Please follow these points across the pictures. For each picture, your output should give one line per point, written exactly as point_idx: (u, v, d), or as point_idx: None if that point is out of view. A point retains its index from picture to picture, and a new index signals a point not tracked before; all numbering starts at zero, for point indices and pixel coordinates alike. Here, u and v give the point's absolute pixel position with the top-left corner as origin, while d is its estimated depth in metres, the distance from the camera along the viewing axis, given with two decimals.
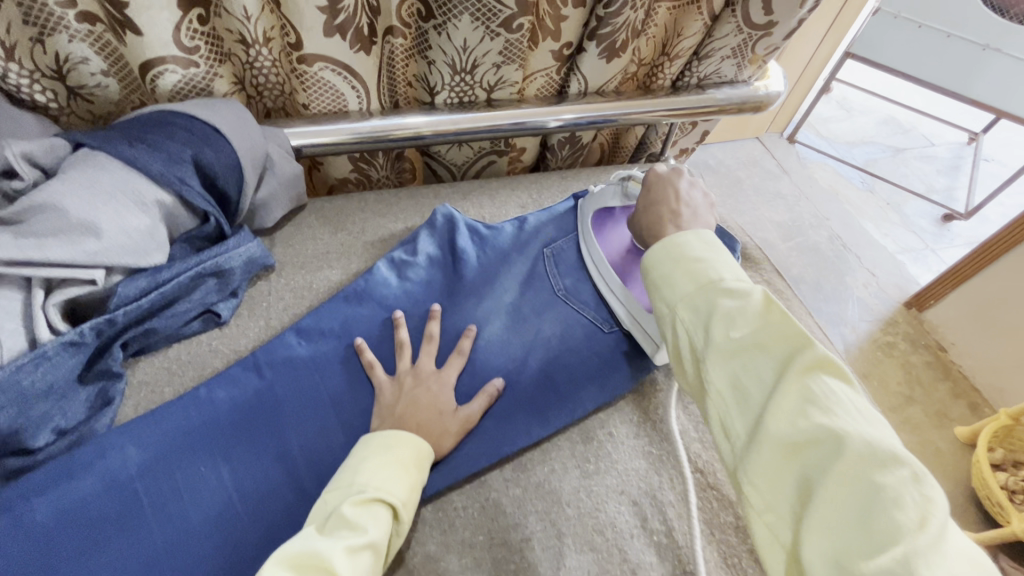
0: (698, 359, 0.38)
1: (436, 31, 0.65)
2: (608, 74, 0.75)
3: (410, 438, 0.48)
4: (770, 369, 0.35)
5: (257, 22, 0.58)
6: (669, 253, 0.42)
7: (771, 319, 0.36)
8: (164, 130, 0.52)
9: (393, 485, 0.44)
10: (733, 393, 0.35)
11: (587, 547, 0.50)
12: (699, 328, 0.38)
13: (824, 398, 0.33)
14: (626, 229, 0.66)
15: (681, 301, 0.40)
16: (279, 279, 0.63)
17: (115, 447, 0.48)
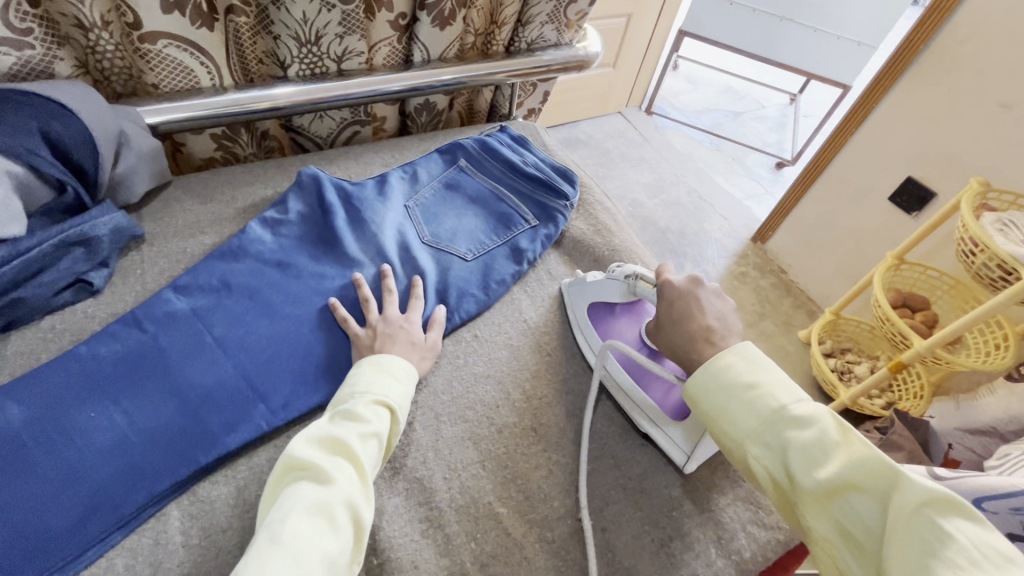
0: (795, 505, 0.44)
1: (275, 6, 0.71)
2: (445, 42, 0.86)
3: (400, 361, 0.56)
4: (869, 507, 0.40)
5: (92, 7, 0.61)
6: (717, 388, 0.49)
7: (852, 459, 0.41)
8: (5, 107, 0.54)
9: (391, 391, 0.52)
10: (839, 534, 0.41)
11: (460, 419, 0.58)
12: (779, 464, 0.45)
13: (933, 538, 0.36)
14: (631, 324, 0.67)
15: (751, 440, 0.46)
16: (151, 248, 0.66)
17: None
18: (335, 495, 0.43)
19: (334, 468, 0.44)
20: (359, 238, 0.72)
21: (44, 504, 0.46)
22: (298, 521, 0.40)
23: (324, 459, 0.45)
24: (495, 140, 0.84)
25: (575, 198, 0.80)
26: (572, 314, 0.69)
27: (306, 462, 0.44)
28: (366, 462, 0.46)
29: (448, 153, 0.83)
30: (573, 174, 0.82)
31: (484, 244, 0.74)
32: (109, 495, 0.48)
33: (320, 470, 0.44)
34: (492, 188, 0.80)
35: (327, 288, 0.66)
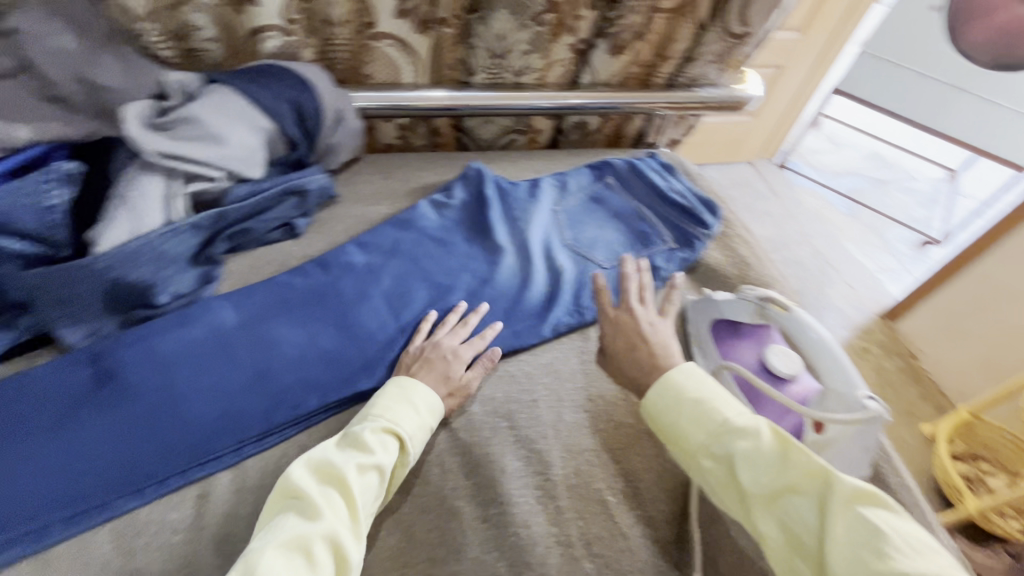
0: (747, 511, 0.45)
1: (479, 20, 0.81)
2: (613, 68, 0.92)
3: (422, 387, 0.55)
4: (808, 509, 0.42)
5: (340, 8, 0.75)
6: (669, 403, 0.51)
7: (788, 464, 0.44)
8: (272, 78, 0.69)
9: (403, 420, 0.51)
10: (788, 534, 0.43)
11: (580, 408, 0.61)
12: (726, 471, 0.47)
13: (855, 529, 0.40)
14: (755, 346, 0.64)
15: (695, 447, 0.48)
16: (341, 208, 0.78)
17: (219, 309, 0.62)
18: (315, 530, 0.41)
19: (323, 501, 0.43)
20: (509, 230, 0.79)
21: (242, 390, 0.57)
22: (273, 558, 0.38)
23: (315, 491, 0.44)
24: (644, 164, 0.88)
25: (715, 228, 0.82)
26: (693, 330, 0.69)
27: (299, 490, 0.44)
28: (361, 496, 0.45)
29: (598, 169, 0.88)
30: (716, 205, 0.84)
31: (620, 256, 0.78)
32: (287, 396, 0.58)
33: (308, 503, 0.43)
34: (635, 206, 0.84)
35: (474, 266, 0.74)
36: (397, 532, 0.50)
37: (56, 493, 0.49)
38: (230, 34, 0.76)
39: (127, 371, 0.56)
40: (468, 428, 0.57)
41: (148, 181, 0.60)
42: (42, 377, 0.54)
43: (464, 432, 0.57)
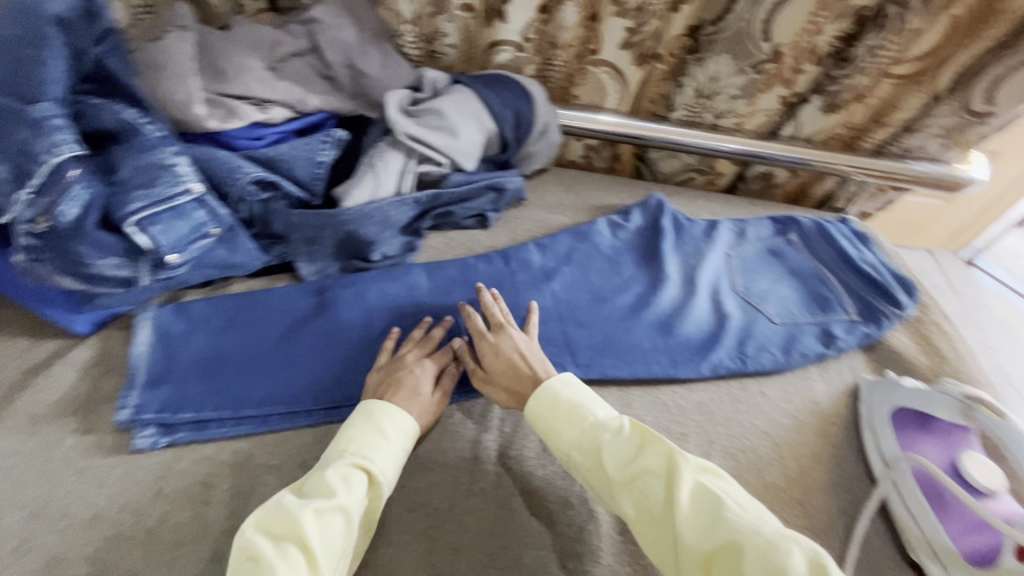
0: (603, 492, 0.48)
1: (696, 62, 0.82)
2: (821, 126, 0.89)
3: (392, 409, 0.52)
4: (654, 487, 0.46)
5: (568, 32, 0.82)
6: (548, 400, 0.54)
7: (644, 451, 0.48)
8: (503, 86, 0.77)
9: (375, 453, 0.49)
10: (640, 515, 0.46)
11: (730, 456, 0.60)
12: (594, 464, 0.50)
13: (704, 500, 0.43)
14: (946, 447, 0.57)
15: (573, 446, 0.51)
16: (526, 210, 0.85)
17: (416, 275, 0.71)
18: None
19: (276, 561, 0.40)
20: (678, 263, 0.79)
21: None
22: None
23: (271, 551, 0.41)
24: (833, 228, 0.83)
25: (909, 310, 0.75)
26: (864, 410, 0.65)
27: (255, 552, 0.41)
28: (328, 531, 0.43)
29: (781, 224, 0.85)
30: (914, 285, 0.77)
31: (794, 315, 0.73)
32: None
33: (263, 567, 0.40)
34: (817, 268, 0.80)
35: (640, 288, 0.75)
36: (540, 516, 0.54)
37: (275, 390, 0.59)
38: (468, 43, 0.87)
39: (342, 308, 0.66)
40: None
41: (392, 155, 0.70)
42: (280, 297, 0.66)
43: None
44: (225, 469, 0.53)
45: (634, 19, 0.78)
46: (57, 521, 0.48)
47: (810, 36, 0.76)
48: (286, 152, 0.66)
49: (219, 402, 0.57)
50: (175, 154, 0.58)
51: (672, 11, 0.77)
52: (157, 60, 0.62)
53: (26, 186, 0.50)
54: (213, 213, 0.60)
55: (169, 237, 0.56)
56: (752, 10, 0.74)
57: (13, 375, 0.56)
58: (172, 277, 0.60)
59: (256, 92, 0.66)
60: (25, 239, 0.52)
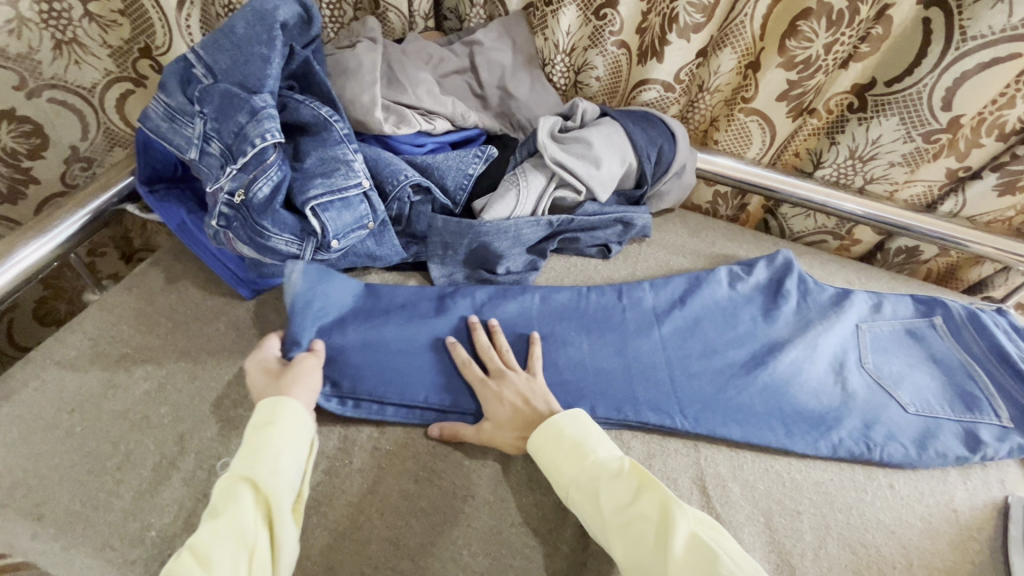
0: (600, 536, 0.50)
1: (858, 122, 0.79)
2: (990, 207, 0.81)
3: (258, 408, 0.52)
4: (651, 535, 0.47)
5: (721, 78, 0.83)
6: (552, 435, 0.55)
7: (642, 495, 0.50)
8: (652, 124, 0.78)
9: (252, 464, 0.48)
10: (632, 560, 0.47)
11: (848, 547, 0.55)
12: (592, 506, 0.51)
13: (691, 549, 0.45)
14: None
15: (572, 483, 0.52)
16: (647, 247, 0.84)
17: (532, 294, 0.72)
18: None
19: None
20: (802, 326, 0.71)
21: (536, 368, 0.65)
22: None
23: None
24: (989, 315, 0.71)
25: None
26: (1016, 531, 0.57)
27: None
28: (214, 552, 0.43)
29: (925, 302, 0.75)
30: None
31: (932, 408, 0.66)
32: (563, 389, 0.64)
33: None
34: (965, 361, 0.70)
35: (761, 345, 0.69)
36: None
37: (395, 384, 0.61)
38: (615, 76, 0.90)
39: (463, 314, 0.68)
40: (724, 502, 0.57)
41: (534, 177, 0.72)
42: (403, 297, 0.68)
43: (719, 503, 0.57)
44: None
45: (799, 72, 0.75)
46: (206, 460, 0.54)
47: (997, 110, 0.70)
48: (441, 161, 0.70)
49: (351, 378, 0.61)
50: (354, 152, 0.63)
51: (841, 68, 0.75)
52: (350, 65, 0.70)
53: (235, 162, 0.58)
54: (373, 208, 0.64)
55: (335, 225, 0.61)
56: (935, 76, 0.69)
57: (187, 322, 0.64)
58: (325, 260, 0.66)
59: (425, 104, 0.71)
60: (222, 207, 0.60)
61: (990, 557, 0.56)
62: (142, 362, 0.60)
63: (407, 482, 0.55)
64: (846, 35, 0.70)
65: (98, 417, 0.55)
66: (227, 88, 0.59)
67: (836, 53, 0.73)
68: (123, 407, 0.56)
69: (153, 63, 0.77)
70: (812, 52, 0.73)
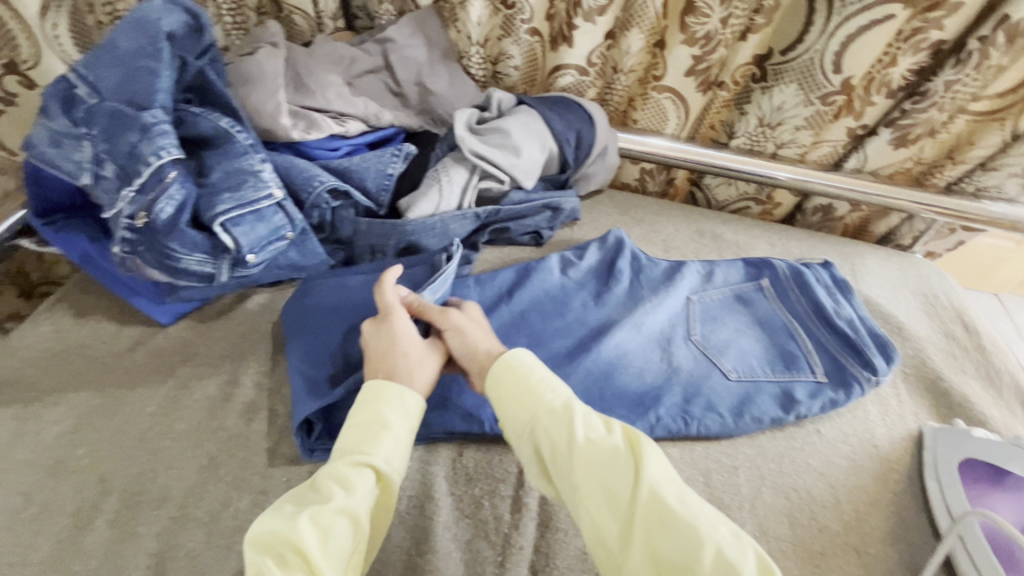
0: (562, 465, 0.47)
1: (762, 91, 0.83)
2: (889, 160, 0.86)
3: (398, 393, 0.51)
4: (620, 468, 0.46)
5: (632, 59, 0.84)
6: (516, 369, 0.52)
7: (612, 430, 0.49)
8: (567, 108, 0.79)
9: (374, 446, 0.48)
10: (593, 487, 0.45)
11: (782, 494, 0.59)
12: (559, 435, 0.48)
13: (664, 478, 0.45)
14: (1014, 505, 0.55)
15: (538, 412, 0.50)
16: (578, 230, 0.86)
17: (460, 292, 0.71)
18: None
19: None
20: (625, 304, 0.73)
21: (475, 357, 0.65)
22: None
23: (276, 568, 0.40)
24: (811, 274, 0.75)
25: (884, 376, 0.67)
26: (929, 458, 0.62)
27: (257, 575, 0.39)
28: (331, 534, 0.42)
29: (755, 266, 0.77)
30: (894, 350, 0.69)
31: (754, 371, 0.67)
32: None
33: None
34: (786, 320, 0.72)
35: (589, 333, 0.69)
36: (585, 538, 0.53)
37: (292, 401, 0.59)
38: (532, 63, 0.91)
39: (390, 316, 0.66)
40: None
41: (453, 170, 0.72)
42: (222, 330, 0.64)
43: None
44: (284, 461, 0.55)
45: (702, 47, 0.78)
46: (132, 497, 0.51)
47: (883, 68, 0.74)
48: (358, 163, 0.69)
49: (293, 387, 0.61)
50: (261, 161, 0.61)
51: (740, 40, 0.78)
52: (250, 72, 0.67)
53: (132, 184, 0.55)
54: (289, 217, 0.62)
55: (249, 238, 0.59)
56: (823, 42, 0.73)
57: (102, 357, 0.61)
58: (247, 276, 0.63)
59: (335, 106, 0.70)
60: (125, 232, 0.56)
61: (909, 485, 0.61)
62: (53, 404, 0.57)
63: None
64: (738, 8, 0.73)
65: (5, 467, 0.52)
66: (113, 107, 0.56)
67: (733, 26, 0.75)
68: (34, 453, 0.53)
69: (19, 79, 0.72)
70: (710, 27, 0.76)
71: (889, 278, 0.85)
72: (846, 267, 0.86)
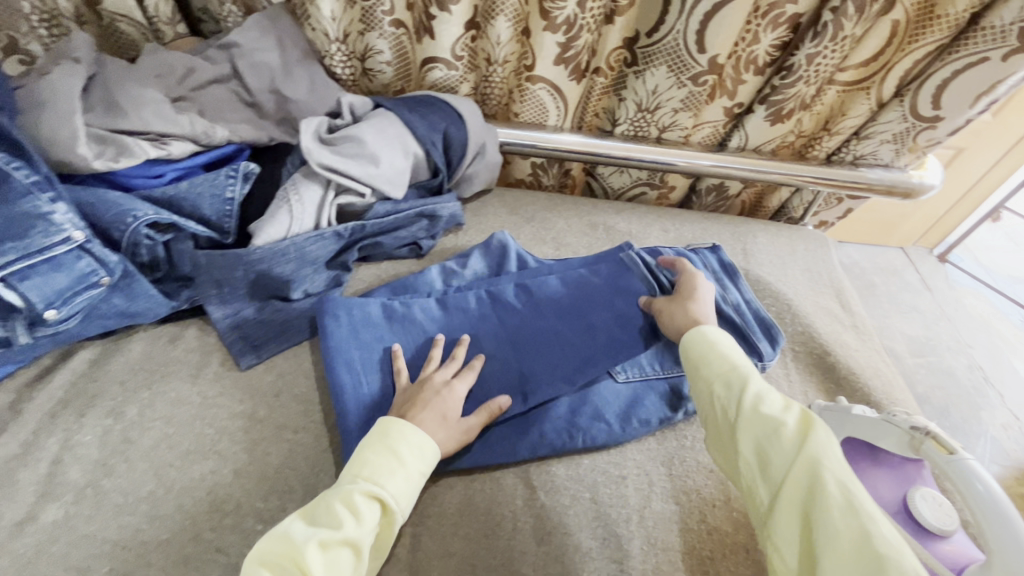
0: (727, 424, 0.49)
1: (635, 75, 0.80)
2: (770, 136, 0.86)
3: (411, 432, 0.50)
4: (787, 440, 0.45)
5: (503, 49, 0.79)
6: (705, 343, 0.55)
7: (787, 408, 0.47)
8: (432, 108, 0.73)
9: (387, 480, 0.47)
10: (753, 450, 0.45)
11: (672, 500, 0.56)
12: (728, 399, 0.49)
13: (832, 460, 0.43)
14: (889, 481, 0.54)
15: (714, 378, 0.52)
16: (464, 236, 0.81)
17: (373, 334, 0.61)
18: None
19: None
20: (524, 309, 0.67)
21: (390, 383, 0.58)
22: None
23: None
24: (698, 258, 0.74)
25: (771, 360, 0.67)
26: None
27: None
28: (333, 567, 0.42)
29: (646, 255, 0.75)
30: (778, 331, 0.69)
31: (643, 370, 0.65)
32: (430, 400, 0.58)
33: None
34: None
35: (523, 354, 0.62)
36: None
37: (122, 472, 0.52)
38: (403, 58, 0.85)
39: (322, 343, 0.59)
40: (549, 489, 0.56)
41: (306, 188, 0.65)
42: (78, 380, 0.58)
43: (545, 492, 0.55)
44: (105, 549, 0.47)
45: (565, 33, 0.73)
46: None
47: (747, 46, 0.73)
48: (186, 190, 0.60)
49: (123, 456, 0.53)
50: (51, 201, 0.52)
51: (606, 24, 0.74)
52: (43, 95, 0.58)
53: None
54: (101, 260, 0.54)
55: (43, 292, 0.51)
56: (684, 21, 0.71)
57: None
58: (59, 332, 0.55)
59: (155, 126, 0.61)
60: None
61: None
62: None
63: None
64: None
65: None
66: None
67: (593, 10, 0.71)
68: None
69: None
70: (569, 12, 0.71)
71: (778, 256, 0.85)
72: (738, 247, 0.85)
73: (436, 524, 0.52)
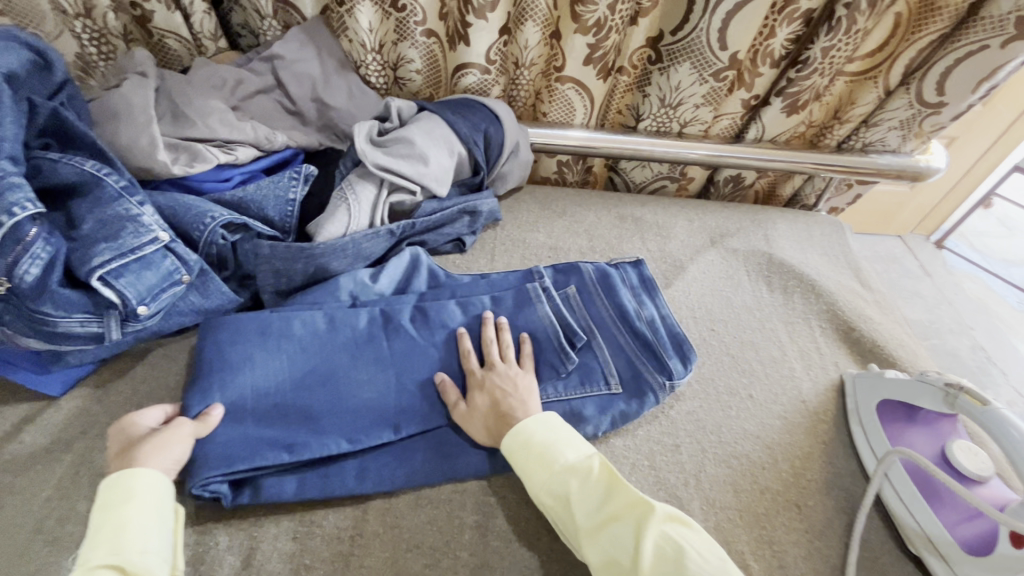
0: (573, 537, 0.49)
1: (660, 72, 0.85)
2: (786, 127, 0.91)
3: (127, 484, 0.46)
4: (627, 534, 0.48)
5: (531, 53, 0.84)
6: (521, 442, 0.54)
7: (612, 494, 0.50)
8: (472, 110, 0.78)
9: (87, 546, 0.43)
10: (604, 560, 0.47)
11: (724, 463, 0.60)
12: (563, 509, 0.50)
13: (664, 542, 0.46)
14: (925, 437, 0.59)
15: (541, 490, 0.52)
16: (502, 230, 0.85)
17: (243, 354, 0.57)
18: None
19: None
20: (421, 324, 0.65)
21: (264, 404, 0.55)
22: None
23: None
24: (618, 275, 0.71)
25: (681, 380, 0.64)
26: (853, 404, 0.65)
27: None
28: None
29: (563, 272, 0.73)
30: (690, 349, 0.66)
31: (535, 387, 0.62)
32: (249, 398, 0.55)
33: None
34: (588, 326, 0.67)
35: (412, 381, 0.60)
36: (538, 544, 0.53)
37: None
38: (432, 66, 0.89)
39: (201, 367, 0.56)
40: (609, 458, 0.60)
41: (360, 187, 0.69)
42: (147, 380, 0.60)
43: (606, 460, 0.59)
44: None
45: (595, 35, 0.78)
46: None
47: (764, 40, 0.78)
48: (254, 193, 0.65)
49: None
50: (140, 205, 0.56)
51: (631, 25, 0.79)
52: (117, 106, 0.62)
53: None
54: (182, 260, 0.58)
55: (137, 288, 0.54)
56: (707, 20, 0.75)
57: None
58: (143, 328, 0.58)
59: (221, 134, 0.66)
60: None
61: (835, 432, 0.64)
62: None
63: (285, 542, 0.51)
64: None
65: None
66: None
67: (621, 12, 0.76)
68: None
69: None
70: (600, 14, 0.75)
71: (801, 238, 0.89)
72: (760, 232, 0.90)
73: (510, 491, 0.56)
